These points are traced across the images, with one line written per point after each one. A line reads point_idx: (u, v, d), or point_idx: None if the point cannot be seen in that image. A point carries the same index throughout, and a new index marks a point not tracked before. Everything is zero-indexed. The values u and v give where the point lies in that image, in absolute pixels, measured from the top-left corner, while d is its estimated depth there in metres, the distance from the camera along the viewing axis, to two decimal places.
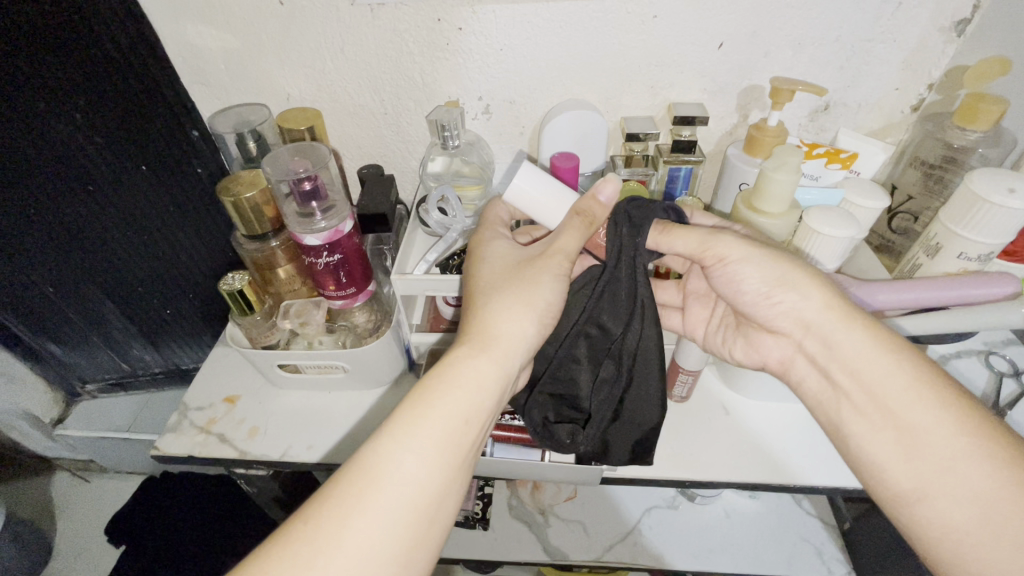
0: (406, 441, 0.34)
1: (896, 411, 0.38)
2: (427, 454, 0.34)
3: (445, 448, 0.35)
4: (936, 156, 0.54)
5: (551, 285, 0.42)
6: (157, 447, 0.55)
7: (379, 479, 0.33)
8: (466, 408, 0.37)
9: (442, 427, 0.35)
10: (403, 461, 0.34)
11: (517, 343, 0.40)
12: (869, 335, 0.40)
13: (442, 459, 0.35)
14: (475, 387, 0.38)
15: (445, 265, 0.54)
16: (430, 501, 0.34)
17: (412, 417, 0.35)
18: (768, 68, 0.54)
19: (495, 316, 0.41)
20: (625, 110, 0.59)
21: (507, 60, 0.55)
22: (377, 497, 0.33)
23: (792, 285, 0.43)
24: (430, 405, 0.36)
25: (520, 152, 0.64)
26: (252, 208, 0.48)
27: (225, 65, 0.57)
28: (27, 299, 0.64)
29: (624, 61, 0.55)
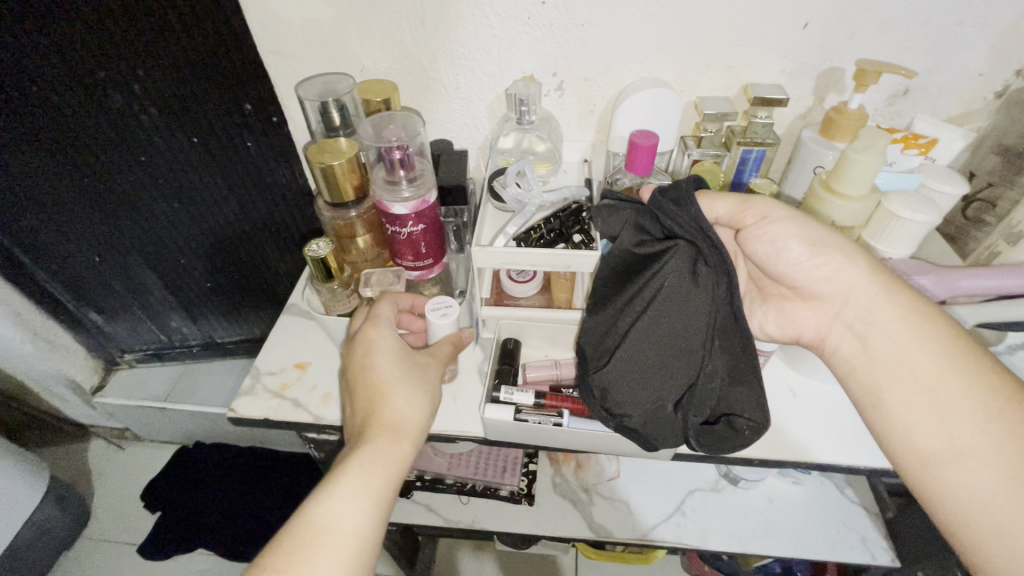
0: (341, 495, 0.39)
1: (930, 377, 0.39)
2: (362, 506, 0.39)
3: (375, 497, 0.40)
4: (1020, 143, 0.53)
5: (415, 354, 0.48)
6: (233, 409, 0.56)
7: (321, 532, 0.37)
8: (379, 471, 0.41)
9: (372, 488, 0.40)
10: (344, 512, 0.38)
11: (413, 420, 0.45)
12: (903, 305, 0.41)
13: (372, 508, 0.39)
14: (394, 454, 0.42)
15: (523, 238, 0.52)
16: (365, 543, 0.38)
17: (345, 473, 0.40)
18: (852, 50, 0.54)
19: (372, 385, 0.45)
20: (700, 90, 0.59)
21: (586, 36, 0.55)
22: (321, 547, 0.36)
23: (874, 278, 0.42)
24: (361, 465, 0.40)
25: (588, 131, 0.64)
26: (340, 176, 0.49)
27: (303, 35, 0.58)
28: (65, 254, 0.72)
29: (704, 39, 0.55)
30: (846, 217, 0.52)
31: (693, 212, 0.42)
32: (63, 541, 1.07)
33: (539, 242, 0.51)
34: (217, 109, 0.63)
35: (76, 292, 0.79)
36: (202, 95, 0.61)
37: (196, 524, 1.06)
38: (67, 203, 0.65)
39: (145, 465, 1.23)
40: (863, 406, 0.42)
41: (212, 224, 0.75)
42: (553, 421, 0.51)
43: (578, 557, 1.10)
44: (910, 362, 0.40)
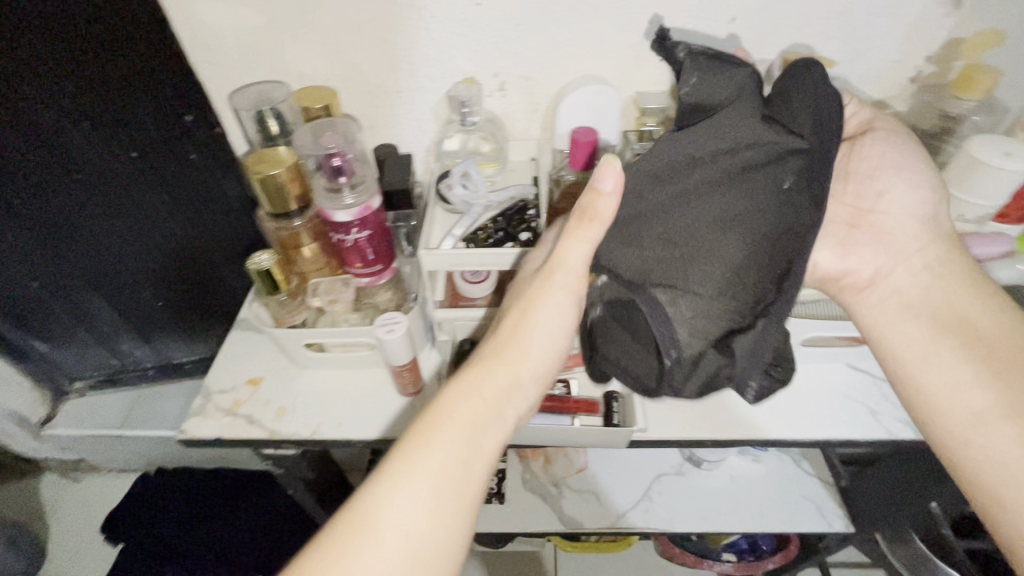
0: (404, 484, 0.33)
1: (983, 331, 0.42)
2: (424, 501, 0.33)
3: (446, 495, 0.34)
4: (934, 125, 0.57)
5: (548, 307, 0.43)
6: (184, 431, 0.55)
7: (372, 521, 0.32)
8: (446, 462, 0.35)
9: (440, 487, 0.34)
10: (401, 504, 0.33)
11: (505, 398, 0.40)
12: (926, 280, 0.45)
13: (434, 511, 0.33)
14: (472, 432, 0.37)
15: (471, 238, 0.53)
16: (424, 540, 0.33)
17: (407, 459, 0.35)
18: (777, 42, 0.56)
19: (490, 376, 0.40)
20: (639, 86, 0.60)
21: (522, 36, 0.56)
22: (373, 541, 0.31)
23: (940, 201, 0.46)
24: (427, 450, 0.35)
25: (533, 130, 0.65)
26: (280, 186, 0.48)
27: (236, 44, 0.56)
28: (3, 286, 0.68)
29: (638, 35, 0.56)
30: None
31: (823, 93, 0.39)
32: None
33: (487, 242, 0.52)
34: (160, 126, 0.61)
35: (17, 322, 0.75)
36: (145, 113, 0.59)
37: None
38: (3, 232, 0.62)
39: (103, 497, 1.18)
40: (899, 354, 0.45)
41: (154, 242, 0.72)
42: None
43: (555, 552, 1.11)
44: (967, 320, 0.43)
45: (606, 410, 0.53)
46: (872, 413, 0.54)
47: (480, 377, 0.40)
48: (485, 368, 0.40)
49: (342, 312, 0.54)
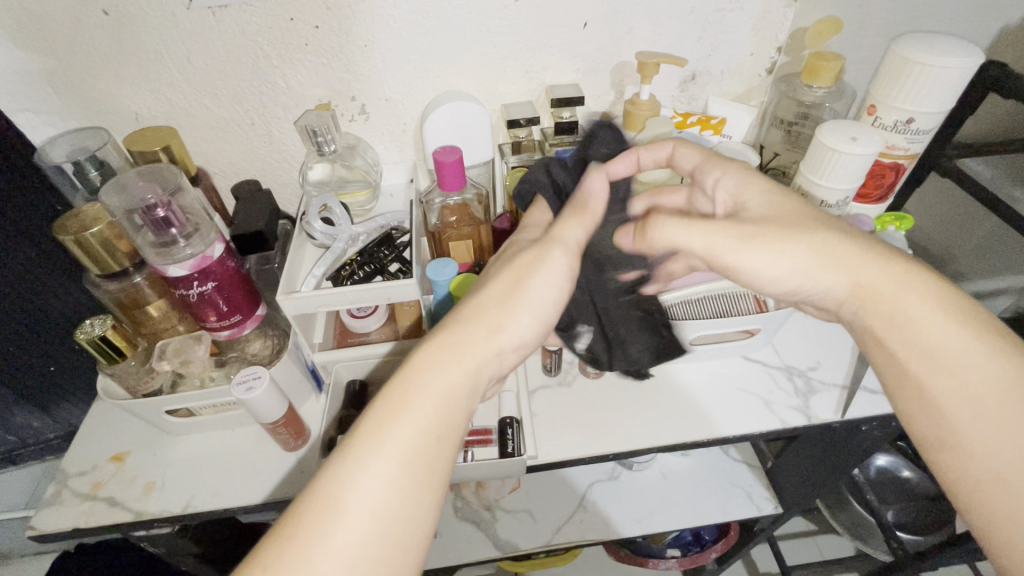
0: (370, 463, 0.32)
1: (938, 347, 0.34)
2: (394, 477, 0.32)
3: (414, 476, 0.32)
4: (793, 113, 0.58)
5: (541, 295, 0.39)
6: (32, 526, 0.48)
7: (340, 505, 0.31)
8: (414, 420, 0.33)
9: (410, 461, 0.32)
10: (368, 486, 0.31)
11: (492, 353, 0.37)
12: (944, 328, 0.35)
13: (404, 485, 0.32)
14: (448, 396, 0.35)
15: (335, 276, 0.50)
16: (389, 527, 0.31)
17: (383, 433, 0.33)
18: (632, 44, 0.55)
19: (482, 322, 0.38)
20: (504, 97, 0.59)
21: (372, 55, 0.53)
22: (335, 527, 0.30)
23: (813, 251, 0.37)
24: (401, 416, 0.33)
25: (406, 150, 0.62)
26: (101, 246, 0.43)
27: (53, 88, 0.50)
28: None
29: (494, 47, 0.54)
30: None
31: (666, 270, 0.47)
32: None
33: (351, 279, 0.49)
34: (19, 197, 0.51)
35: None
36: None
37: None
38: None
39: None
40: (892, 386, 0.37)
41: None
42: None
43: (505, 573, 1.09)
44: (928, 347, 0.35)
45: (500, 437, 0.51)
46: (768, 402, 0.55)
47: (469, 333, 0.37)
48: (498, 316, 0.38)
49: (203, 370, 0.50)
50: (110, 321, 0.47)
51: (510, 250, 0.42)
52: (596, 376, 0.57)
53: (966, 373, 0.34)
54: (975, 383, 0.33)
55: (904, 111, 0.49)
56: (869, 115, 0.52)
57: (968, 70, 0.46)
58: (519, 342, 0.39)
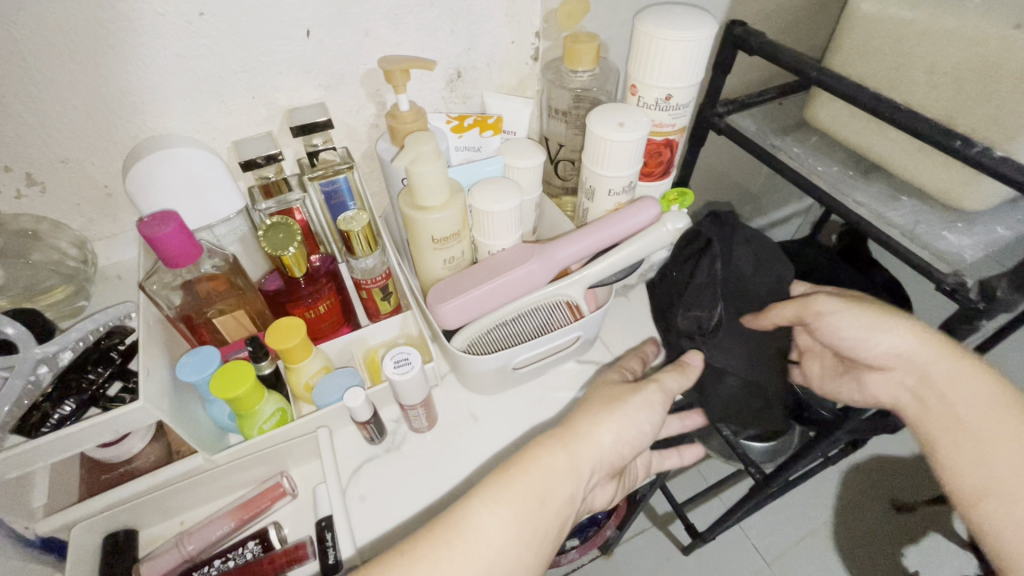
0: (489, 501, 0.36)
1: (941, 386, 0.44)
2: (505, 522, 0.35)
3: (518, 529, 0.36)
4: (566, 100, 0.55)
5: (635, 407, 0.43)
6: None
7: (458, 535, 0.34)
8: (538, 483, 0.37)
9: (520, 513, 0.36)
10: (485, 522, 0.35)
11: (597, 447, 0.40)
12: (964, 382, 0.43)
13: (515, 530, 0.35)
14: (552, 471, 0.38)
15: (26, 423, 0.36)
16: (490, 564, 0.34)
17: (503, 482, 0.37)
18: (375, 48, 0.47)
19: (589, 423, 0.41)
20: (236, 133, 0.47)
21: (13, 110, 0.39)
22: (450, 552, 0.33)
23: (882, 323, 0.47)
24: (512, 476, 0.37)
25: (125, 217, 0.48)
26: None
27: None
28: None
29: (195, 75, 0.43)
30: (444, 230, 0.48)
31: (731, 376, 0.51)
32: None
33: (57, 420, 0.37)
34: None
35: None
36: None
37: None
38: None
39: None
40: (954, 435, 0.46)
41: None
42: None
43: None
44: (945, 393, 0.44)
45: (319, 549, 0.42)
46: None
47: (575, 427, 0.41)
48: (598, 417, 0.42)
49: None
50: None
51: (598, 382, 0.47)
52: (425, 429, 0.50)
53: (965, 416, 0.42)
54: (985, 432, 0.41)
55: (662, 89, 0.48)
56: (634, 96, 0.50)
57: (707, 42, 0.45)
58: (619, 442, 0.42)
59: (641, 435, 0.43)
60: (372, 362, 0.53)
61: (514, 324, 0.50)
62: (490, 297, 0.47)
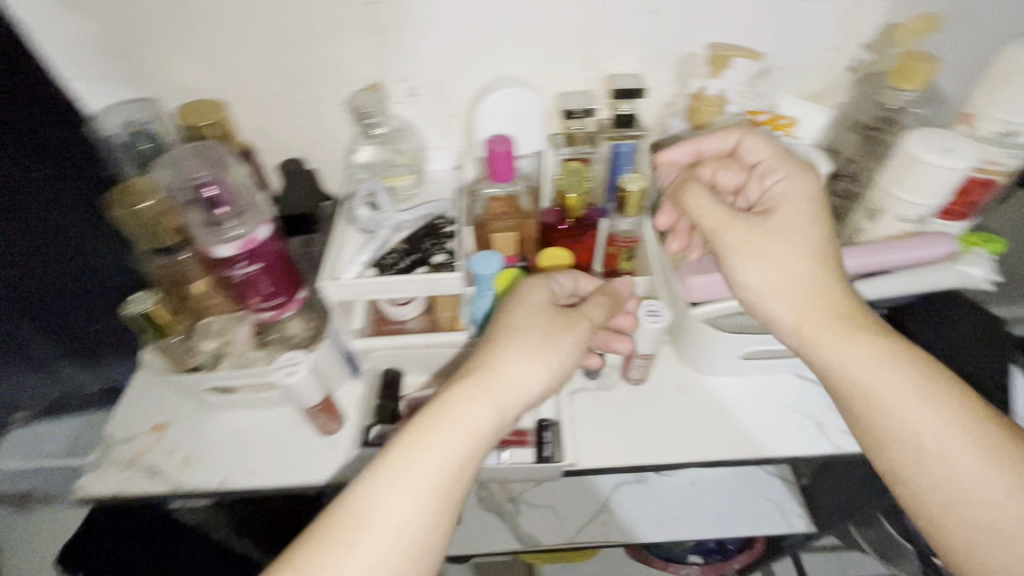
0: (396, 485, 0.36)
1: (879, 395, 0.38)
2: (416, 497, 0.36)
3: (427, 501, 0.36)
4: (874, 117, 0.53)
5: (563, 349, 0.43)
6: (79, 490, 0.50)
7: (359, 521, 0.35)
8: (424, 457, 0.37)
9: (429, 484, 0.37)
10: (389, 509, 0.35)
11: (519, 392, 0.41)
12: (903, 388, 0.37)
13: (424, 503, 0.36)
14: (461, 428, 0.38)
15: (381, 263, 0.49)
16: (417, 534, 0.35)
17: (391, 462, 0.37)
18: (704, 33, 0.51)
19: (501, 359, 0.41)
20: (561, 86, 0.55)
21: (428, 35, 0.51)
22: (357, 540, 0.34)
23: (794, 274, 0.42)
24: (430, 448, 0.37)
25: (454, 136, 0.60)
26: (149, 222, 0.43)
27: (107, 57, 0.50)
28: None
29: (554, 32, 0.51)
30: None
31: None
32: None
33: (396, 268, 0.48)
34: None
35: None
36: None
37: None
38: None
39: None
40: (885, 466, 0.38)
41: None
42: None
43: None
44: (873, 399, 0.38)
45: (536, 441, 0.49)
46: (819, 423, 0.52)
47: (497, 369, 0.41)
48: (506, 352, 0.42)
49: (245, 350, 0.49)
50: (155, 297, 0.47)
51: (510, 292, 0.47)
52: (638, 383, 0.54)
53: (928, 440, 0.36)
54: (945, 488, 0.35)
55: (1007, 123, 0.44)
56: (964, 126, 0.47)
57: None
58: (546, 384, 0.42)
59: (566, 372, 0.44)
60: None
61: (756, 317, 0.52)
62: None
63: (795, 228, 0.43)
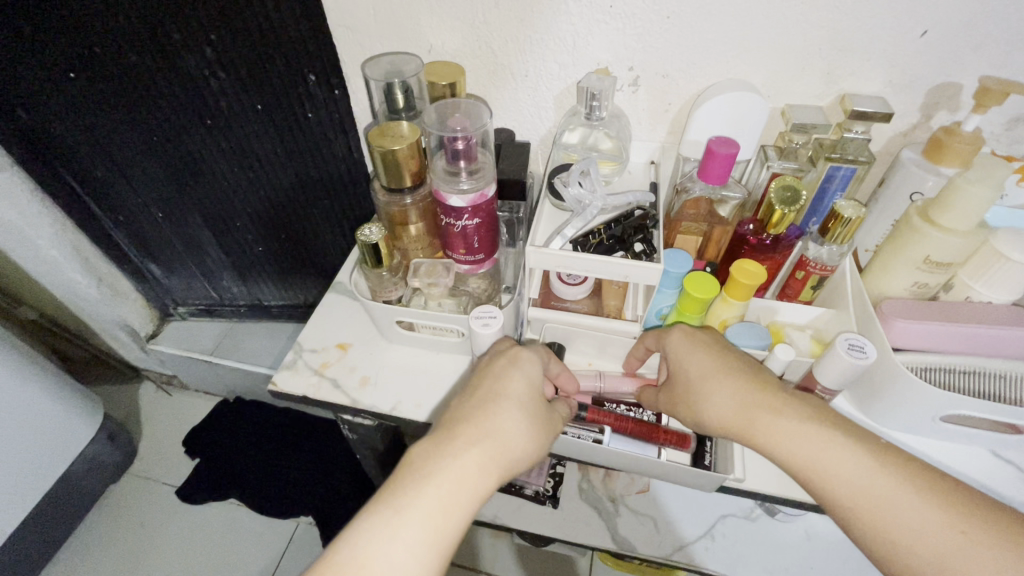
0: (409, 546, 0.37)
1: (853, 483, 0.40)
2: (417, 553, 0.37)
3: (428, 557, 0.37)
4: None
5: (549, 430, 0.45)
6: (275, 383, 0.57)
7: (366, 568, 0.36)
8: (451, 509, 0.38)
9: (435, 546, 0.37)
10: (400, 561, 0.36)
11: (515, 465, 0.42)
12: (863, 466, 0.40)
13: (427, 561, 0.37)
14: (470, 499, 0.39)
15: (583, 241, 0.51)
16: None
17: (400, 509, 0.38)
18: (974, 64, 0.47)
19: (513, 433, 0.42)
20: (788, 97, 0.54)
21: (670, 29, 0.51)
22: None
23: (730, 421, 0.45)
24: (438, 504, 0.38)
25: (659, 131, 0.60)
26: (400, 161, 0.47)
27: (374, 11, 0.56)
28: (172, 209, 0.83)
29: (804, 41, 0.49)
30: (942, 252, 0.48)
31: None
32: (113, 473, 1.19)
33: (599, 248, 0.51)
34: (285, 82, 0.65)
35: (128, 228, 0.87)
36: (274, 74, 0.64)
37: (238, 478, 1.19)
38: (143, 147, 0.72)
39: (190, 411, 1.36)
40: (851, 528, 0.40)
41: (272, 190, 0.81)
42: (592, 436, 0.50)
43: (594, 559, 1.10)
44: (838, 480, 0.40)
45: (698, 447, 0.51)
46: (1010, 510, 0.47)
47: (493, 429, 0.42)
48: (495, 410, 0.43)
49: (438, 296, 0.54)
50: (382, 230, 0.51)
51: (497, 353, 0.47)
52: None
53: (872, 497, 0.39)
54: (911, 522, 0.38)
55: None
56: None
57: None
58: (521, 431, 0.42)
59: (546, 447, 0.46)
60: (777, 332, 0.57)
61: (969, 379, 0.48)
62: (961, 338, 0.47)
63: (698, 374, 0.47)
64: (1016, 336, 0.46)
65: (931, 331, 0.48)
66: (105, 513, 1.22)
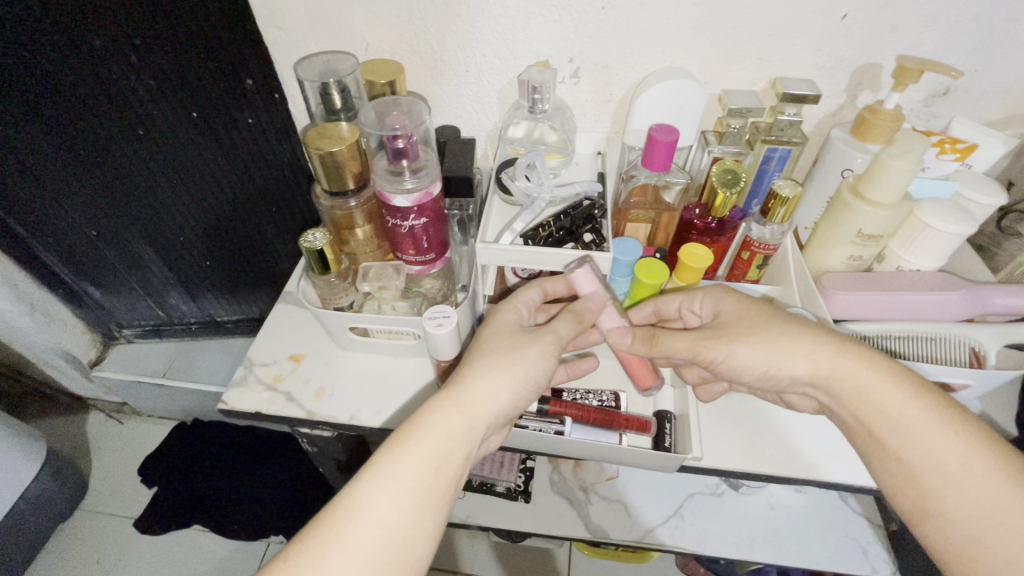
0: (383, 484, 0.36)
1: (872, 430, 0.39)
2: (395, 494, 0.36)
3: (406, 494, 0.36)
4: None
5: (535, 360, 0.45)
6: (224, 401, 0.54)
7: (348, 517, 0.35)
8: (426, 447, 0.38)
9: (412, 483, 0.37)
10: (376, 501, 0.36)
11: (495, 401, 0.42)
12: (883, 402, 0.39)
13: (404, 499, 0.36)
14: (447, 437, 0.39)
15: (532, 235, 0.51)
16: (398, 528, 0.35)
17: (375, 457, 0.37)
18: (892, 45, 0.50)
19: (485, 371, 0.43)
20: (724, 83, 0.55)
21: (606, 20, 0.51)
22: (344, 534, 0.34)
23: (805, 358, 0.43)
24: (413, 444, 0.38)
25: (603, 122, 0.61)
26: (341, 164, 0.46)
27: (305, 9, 0.54)
28: (108, 235, 0.77)
29: (735, 27, 0.51)
30: (874, 224, 0.50)
31: None
32: (61, 510, 1.11)
33: (548, 240, 0.50)
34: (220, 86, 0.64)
35: (61, 258, 0.81)
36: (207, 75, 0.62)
37: (199, 503, 1.14)
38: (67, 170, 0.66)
39: (143, 438, 1.30)
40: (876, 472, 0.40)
41: (213, 201, 0.77)
42: (553, 428, 0.51)
43: (572, 549, 1.11)
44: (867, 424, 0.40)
45: (658, 431, 0.51)
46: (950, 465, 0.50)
47: (466, 376, 0.43)
48: (470, 361, 0.44)
49: (391, 299, 0.53)
50: (327, 235, 0.49)
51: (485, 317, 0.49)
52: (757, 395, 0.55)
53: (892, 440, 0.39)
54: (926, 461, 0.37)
55: None
56: None
57: None
58: (515, 397, 0.44)
59: (539, 385, 0.45)
60: None
61: (903, 343, 0.50)
62: (892, 306, 0.50)
63: (759, 317, 0.45)
64: (939, 298, 0.49)
65: (864, 301, 0.50)
66: (55, 555, 1.14)
